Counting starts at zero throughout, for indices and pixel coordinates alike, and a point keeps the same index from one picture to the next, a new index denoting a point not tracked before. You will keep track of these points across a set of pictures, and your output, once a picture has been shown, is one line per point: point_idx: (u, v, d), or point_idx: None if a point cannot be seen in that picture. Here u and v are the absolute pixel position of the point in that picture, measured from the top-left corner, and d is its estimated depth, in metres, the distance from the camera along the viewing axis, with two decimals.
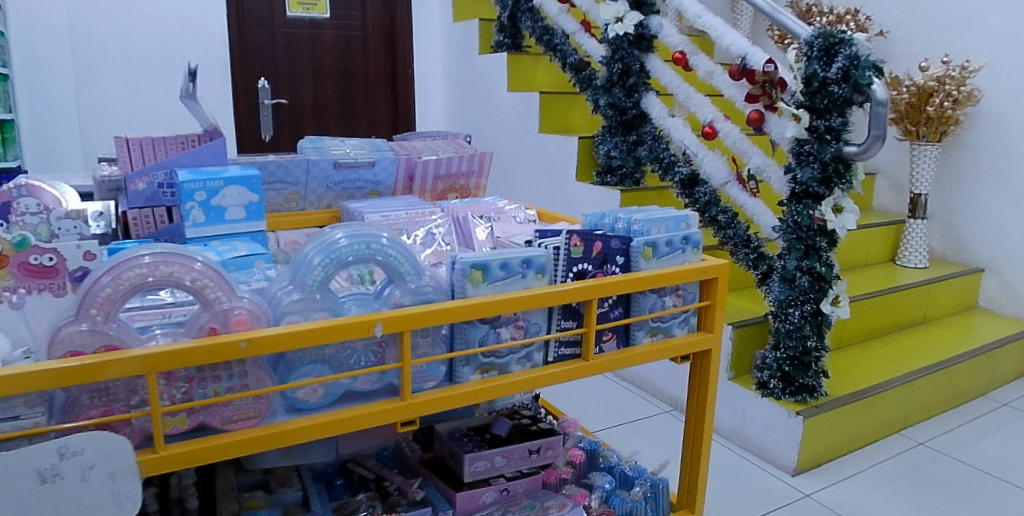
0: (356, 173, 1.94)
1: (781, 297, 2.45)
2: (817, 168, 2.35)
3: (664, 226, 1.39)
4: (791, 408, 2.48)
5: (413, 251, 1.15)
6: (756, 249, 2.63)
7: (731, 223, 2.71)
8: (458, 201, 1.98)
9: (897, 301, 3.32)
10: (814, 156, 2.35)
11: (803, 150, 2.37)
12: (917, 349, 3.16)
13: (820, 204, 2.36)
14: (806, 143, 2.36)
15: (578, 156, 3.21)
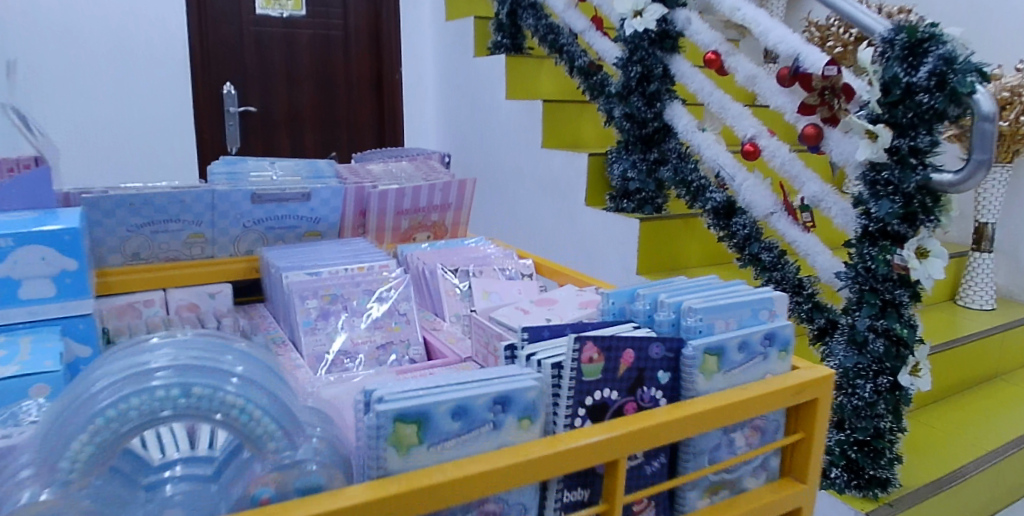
0: (286, 208, 1.42)
1: (846, 365, 1.88)
2: (898, 201, 1.77)
3: (735, 316, 0.84)
4: (859, 508, 1.90)
5: (279, 396, 0.74)
6: (811, 298, 2.07)
7: (779, 263, 2.14)
8: (428, 246, 1.49)
9: (971, 354, 2.75)
10: (894, 186, 1.78)
11: (878, 178, 1.80)
12: (997, 413, 2.60)
13: (902, 247, 1.79)
14: (883, 169, 1.79)
15: (587, 177, 2.64)
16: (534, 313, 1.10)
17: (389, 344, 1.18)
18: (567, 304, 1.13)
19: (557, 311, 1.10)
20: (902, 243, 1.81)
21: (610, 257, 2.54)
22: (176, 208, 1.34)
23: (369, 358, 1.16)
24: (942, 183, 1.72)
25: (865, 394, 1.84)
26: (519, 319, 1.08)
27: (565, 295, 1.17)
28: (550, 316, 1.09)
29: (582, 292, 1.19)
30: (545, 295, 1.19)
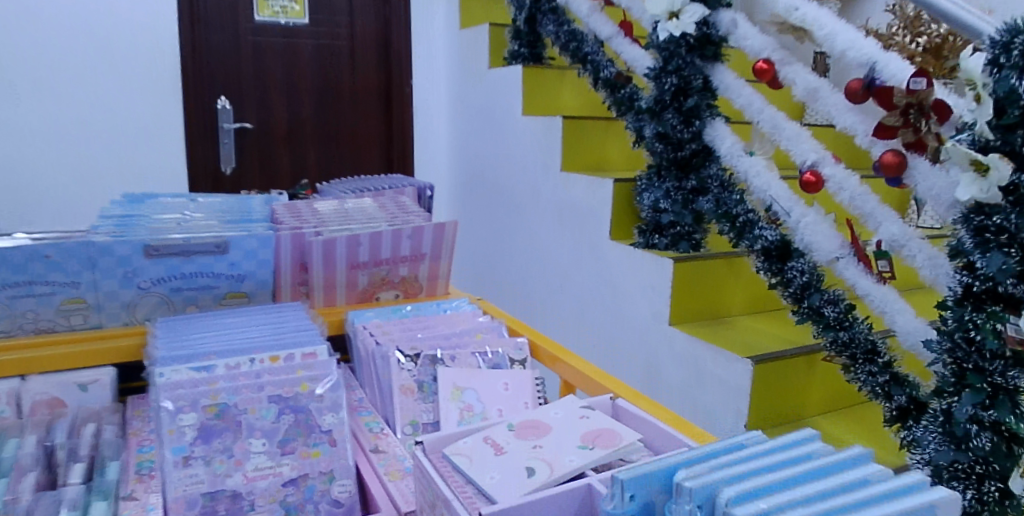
0: (196, 263, 1.10)
1: (940, 462, 1.41)
2: (1014, 254, 1.32)
3: None
4: None
5: None
6: (886, 368, 1.61)
7: (847, 321, 1.67)
8: (381, 315, 1.18)
9: None
10: (1011, 235, 1.32)
11: (985, 223, 1.35)
12: None
13: (1019, 315, 1.32)
14: (995, 211, 1.34)
15: (612, 205, 2.21)
16: (514, 453, 0.72)
17: (302, 478, 0.87)
18: (566, 437, 0.75)
19: (550, 452, 0.72)
20: (1017, 309, 1.34)
21: (629, 298, 2.06)
22: (39, 266, 1.01)
23: (267, 501, 0.85)
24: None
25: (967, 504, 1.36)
26: (488, 465, 0.71)
27: (566, 417, 0.79)
28: (537, 458, 0.71)
29: (591, 412, 0.79)
30: (534, 412, 0.80)
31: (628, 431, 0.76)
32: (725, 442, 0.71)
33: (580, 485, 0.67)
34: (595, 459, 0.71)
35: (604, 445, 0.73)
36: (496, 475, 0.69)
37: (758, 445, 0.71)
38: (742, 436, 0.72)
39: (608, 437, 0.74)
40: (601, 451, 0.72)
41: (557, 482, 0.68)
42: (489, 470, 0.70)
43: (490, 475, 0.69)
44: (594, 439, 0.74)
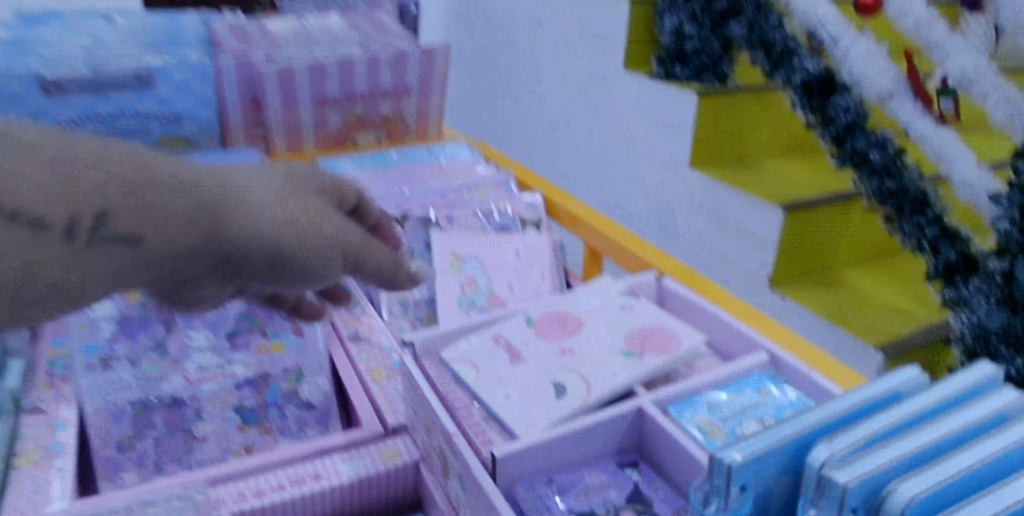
0: (118, 99, 0.92)
1: (989, 328, 1.18)
2: None
3: None
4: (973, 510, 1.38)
5: None
6: (937, 219, 1.36)
7: (896, 168, 1.41)
8: (355, 163, 0.98)
9: None
10: None
11: None
12: None
13: None
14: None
15: (628, 25, 1.79)
16: (537, 363, 0.58)
17: (262, 378, 0.80)
18: (605, 340, 0.60)
19: (586, 365, 0.57)
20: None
21: (634, 141, 1.83)
22: None
23: (218, 407, 0.77)
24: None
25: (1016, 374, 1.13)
26: (503, 379, 0.56)
27: (601, 310, 0.64)
28: (568, 370, 0.57)
29: (635, 302, 0.64)
30: (559, 301, 0.65)
31: (685, 329, 0.61)
32: (876, 388, 0.37)
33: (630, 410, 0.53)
34: (647, 373, 0.56)
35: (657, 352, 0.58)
36: (514, 395, 0.55)
37: (940, 389, 0.36)
38: (905, 374, 0.37)
39: (663, 341, 0.59)
40: (653, 359, 0.57)
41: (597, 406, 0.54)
42: (504, 387, 0.56)
43: (509, 396, 0.55)
44: (644, 343, 0.59)
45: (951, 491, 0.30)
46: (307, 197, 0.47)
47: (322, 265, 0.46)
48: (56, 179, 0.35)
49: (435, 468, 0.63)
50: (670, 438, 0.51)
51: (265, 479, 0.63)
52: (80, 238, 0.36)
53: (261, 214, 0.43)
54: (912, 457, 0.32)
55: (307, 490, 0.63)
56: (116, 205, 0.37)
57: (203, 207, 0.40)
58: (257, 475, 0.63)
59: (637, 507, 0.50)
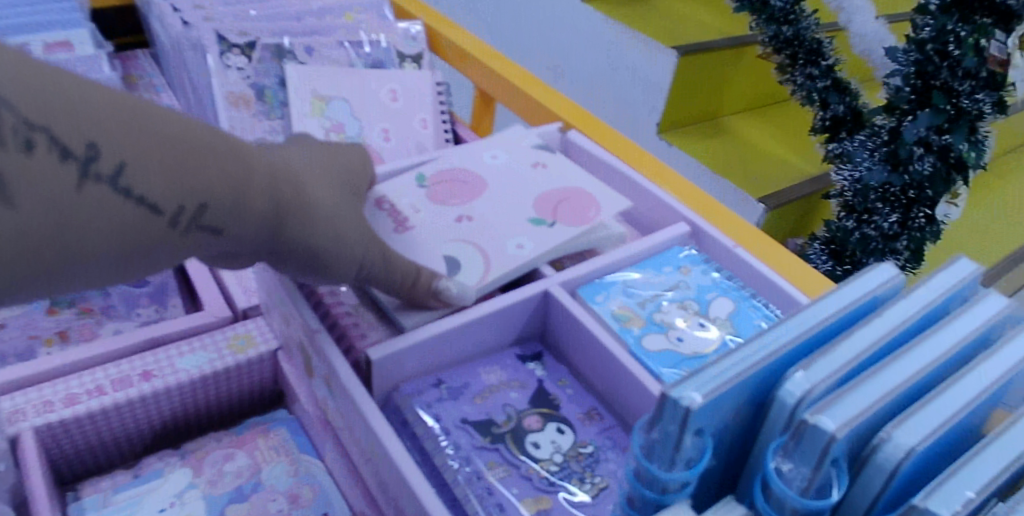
0: None
1: (869, 183, 1.15)
2: None
3: None
4: None
5: None
6: (828, 73, 1.32)
7: (794, 15, 1.31)
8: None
9: None
10: None
11: None
12: None
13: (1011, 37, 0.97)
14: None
15: None
16: (431, 228, 0.56)
17: None
18: (509, 205, 0.58)
19: (486, 236, 0.55)
20: (1008, 25, 0.97)
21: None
22: None
23: None
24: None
25: (888, 230, 1.15)
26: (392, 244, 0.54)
27: (506, 167, 0.62)
28: (463, 242, 0.55)
29: (547, 160, 0.62)
30: (462, 155, 0.62)
31: (590, 183, 0.60)
32: (845, 298, 0.31)
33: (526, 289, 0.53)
34: (553, 245, 0.55)
35: (570, 223, 0.56)
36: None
37: (919, 298, 0.31)
38: (880, 277, 0.32)
39: (578, 209, 0.58)
40: (562, 229, 0.56)
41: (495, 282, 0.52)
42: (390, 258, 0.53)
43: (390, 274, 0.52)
44: (555, 210, 0.57)
45: (939, 438, 0.26)
46: (358, 195, 0.48)
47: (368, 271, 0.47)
48: (177, 175, 0.35)
49: (296, 364, 0.60)
50: (579, 332, 0.50)
51: (76, 383, 0.57)
52: (182, 224, 0.36)
53: (325, 217, 0.44)
54: (894, 395, 0.27)
55: (133, 392, 0.58)
56: (220, 200, 0.38)
57: (284, 207, 0.41)
58: (57, 381, 0.57)
59: (537, 410, 0.48)
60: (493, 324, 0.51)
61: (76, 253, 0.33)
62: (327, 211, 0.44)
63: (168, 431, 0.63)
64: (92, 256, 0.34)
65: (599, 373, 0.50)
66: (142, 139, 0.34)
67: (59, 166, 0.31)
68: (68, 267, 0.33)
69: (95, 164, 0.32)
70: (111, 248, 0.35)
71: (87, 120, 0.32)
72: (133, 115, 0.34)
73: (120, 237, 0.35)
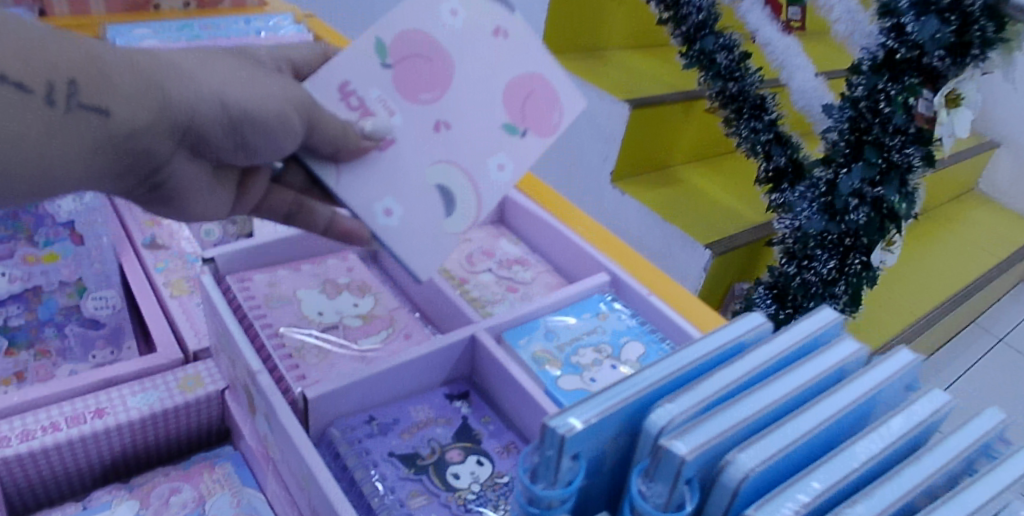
0: None
1: (808, 231, 1.21)
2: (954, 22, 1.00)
3: None
4: None
5: None
6: (771, 126, 1.39)
7: (739, 72, 1.40)
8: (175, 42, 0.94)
9: (976, 161, 2.19)
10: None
11: None
12: (995, 230, 2.15)
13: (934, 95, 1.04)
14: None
15: None
16: (415, 142, 0.57)
17: (33, 293, 0.79)
18: (482, 99, 0.57)
19: (468, 153, 0.57)
20: (935, 85, 1.06)
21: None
22: None
23: None
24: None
25: (827, 275, 1.20)
26: (384, 180, 0.57)
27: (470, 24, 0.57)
28: (447, 162, 0.57)
29: (511, 26, 0.57)
30: (425, 15, 0.57)
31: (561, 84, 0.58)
32: (715, 341, 0.37)
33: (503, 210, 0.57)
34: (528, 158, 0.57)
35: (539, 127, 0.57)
36: (395, 210, 0.57)
37: (776, 344, 0.37)
38: (746, 324, 0.38)
39: (542, 110, 0.58)
40: (533, 140, 0.57)
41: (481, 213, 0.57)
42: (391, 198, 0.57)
43: (391, 211, 0.57)
44: (528, 109, 0.57)
45: (779, 460, 0.32)
46: (244, 63, 0.55)
47: (274, 119, 0.53)
48: (29, 59, 0.45)
49: (240, 403, 0.64)
50: (501, 371, 0.54)
51: (31, 419, 0.61)
52: (57, 103, 0.45)
53: (198, 78, 0.51)
54: (744, 424, 0.33)
55: (86, 428, 0.62)
56: (84, 79, 0.46)
57: (154, 77, 0.49)
58: (14, 417, 0.61)
59: (460, 443, 0.53)
60: (427, 362, 0.55)
61: None
62: (198, 75, 0.51)
63: (118, 466, 0.67)
64: None
65: (513, 406, 0.55)
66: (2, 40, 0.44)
67: None
68: None
69: None
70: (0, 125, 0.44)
71: None
72: None
73: (2, 111, 0.44)
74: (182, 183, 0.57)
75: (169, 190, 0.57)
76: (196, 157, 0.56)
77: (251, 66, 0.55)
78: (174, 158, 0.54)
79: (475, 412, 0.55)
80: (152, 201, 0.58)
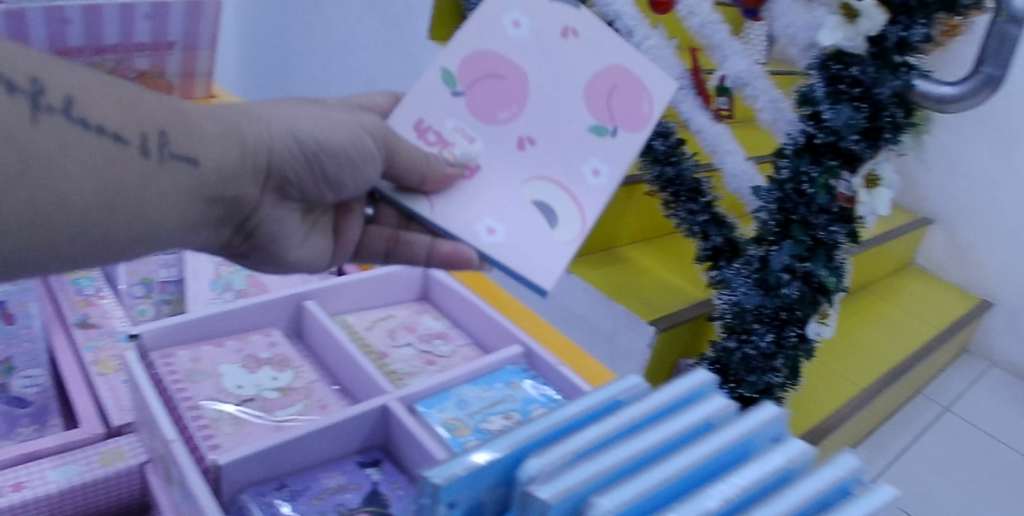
0: None
1: (745, 306, 1.25)
2: (866, 110, 1.08)
3: None
4: None
5: None
6: (708, 207, 1.46)
7: (676, 157, 1.48)
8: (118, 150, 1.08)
9: (909, 239, 2.31)
10: (865, 91, 1.07)
11: (842, 78, 1.08)
12: (931, 305, 2.23)
13: (853, 175, 1.13)
14: (854, 62, 1.07)
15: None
16: (505, 159, 0.73)
17: None
18: (568, 115, 0.73)
19: (559, 166, 0.72)
20: (854, 167, 1.14)
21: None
22: None
23: None
24: (927, 94, 1.03)
25: (766, 349, 1.24)
26: (484, 198, 0.72)
27: (533, 39, 0.74)
28: (540, 178, 0.72)
29: (578, 27, 0.74)
30: (496, 41, 0.75)
31: (632, 73, 0.73)
32: (603, 400, 0.54)
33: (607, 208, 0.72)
34: (613, 156, 0.72)
35: (625, 124, 0.72)
36: (496, 228, 0.71)
37: (645, 402, 0.54)
38: (621, 387, 0.55)
39: (628, 102, 0.73)
40: (621, 135, 0.72)
41: (582, 213, 0.71)
42: (490, 219, 0.72)
43: (495, 230, 0.71)
44: (608, 112, 0.73)
45: (632, 502, 0.46)
46: (314, 105, 0.71)
47: (346, 151, 0.69)
48: (130, 116, 0.56)
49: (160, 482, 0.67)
50: (405, 431, 0.68)
51: None
52: (151, 152, 0.57)
53: (278, 124, 0.66)
54: (605, 472, 0.47)
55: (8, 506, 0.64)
56: (173, 132, 0.58)
57: (235, 126, 0.64)
58: None
59: (369, 506, 0.64)
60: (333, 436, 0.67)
61: (74, 190, 0.53)
62: (278, 123, 0.66)
63: None
64: (91, 187, 0.54)
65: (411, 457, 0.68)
66: (114, 105, 0.56)
67: (38, 114, 0.52)
68: (75, 202, 0.54)
69: (45, 97, 0.52)
70: (103, 173, 0.55)
71: (70, 83, 0.54)
72: (98, 78, 0.57)
73: (106, 160, 0.55)
74: (274, 231, 0.74)
75: (266, 235, 0.73)
76: (281, 198, 0.73)
77: (320, 107, 0.71)
78: (263, 199, 0.70)
79: (385, 479, 0.67)
80: (251, 248, 0.74)
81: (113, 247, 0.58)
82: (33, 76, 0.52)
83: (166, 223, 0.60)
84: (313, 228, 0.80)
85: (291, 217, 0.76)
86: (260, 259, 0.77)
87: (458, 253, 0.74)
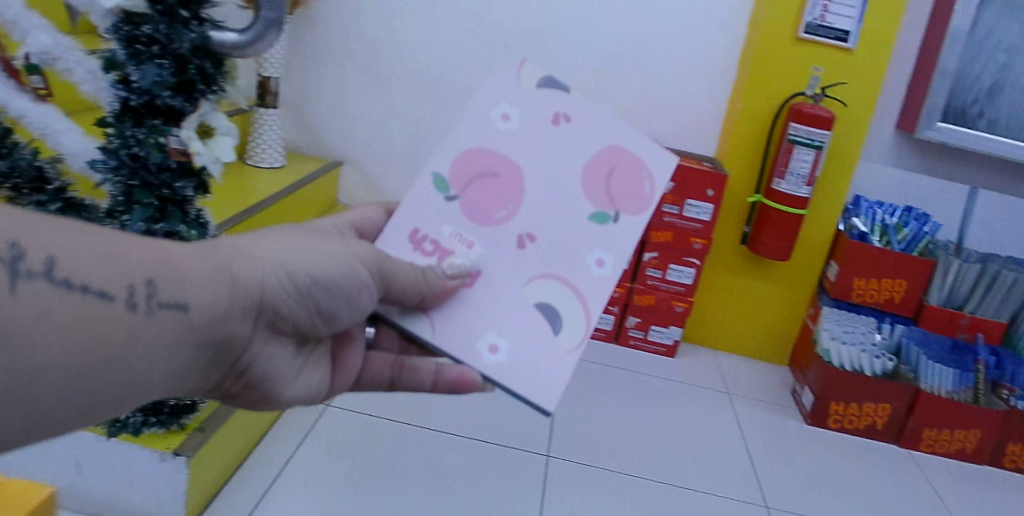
0: None
1: None
2: (168, 66, 1.23)
3: None
4: (163, 447, 1.43)
5: None
6: (57, 192, 1.36)
7: (5, 147, 1.30)
8: None
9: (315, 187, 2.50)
10: (164, 48, 1.22)
11: (141, 38, 1.21)
12: None
13: (179, 128, 1.28)
14: (143, 21, 1.21)
15: None
16: (511, 254, 1.05)
17: None
18: (569, 195, 1.06)
19: (558, 260, 1.04)
20: (179, 122, 1.29)
21: None
22: None
23: None
24: (220, 42, 1.27)
25: None
26: (490, 295, 1.04)
27: (525, 129, 1.07)
28: (548, 273, 1.04)
29: (566, 114, 1.07)
30: (497, 147, 1.07)
31: (629, 149, 1.06)
32: None
33: (611, 290, 1.04)
34: (612, 240, 1.04)
35: (628, 207, 1.05)
36: (497, 345, 1.02)
37: None
38: None
39: (623, 181, 1.06)
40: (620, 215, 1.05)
41: (581, 295, 1.04)
42: (493, 338, 1.03)
43: (496, 347, 1.02)
44: (610, 199, 1.05)
45: None
46: (298, 240, 0.96)
47: (333, 279, 0.95)
48: (116, 272, 0.76)
49: None
50: None
51: None
52: (138, 302, 0.77)
53: (272, 267, 0.90)
54: None
55: None
56: (162, 285, 0.79)
57: (225, 270, 0.86)
58: None
59: None
60: None
61: (82, 337, 0.73)
62: (271, 264, 0.90)
63: None
64: (104, 337, 0.75)
65: None
66: (113, 263, 0.76)
67: (38, 280, 0.71)
68: (83, 346, 0.73)
69: (26, 264, 0.70)
70: (102, 326, 0.75)
71: (61, 247, 0.73)
72: (99, 240, 0.77)
73: (100, 315, 0.74)
74: (266, 367, 0.97)
75: (260, 369, 0.96)
76: (273, 334, 0.96)
77: (312, 241, 0.97)
78: (256, 335, 0.93)
79: None
80: (246, 385, 0.97)
81: (105, 399, 0.76)
82: (16, 243, 0.71)
83: (156, 367, 0.80)
84: (304, 363, 1.04)
85: (282, 352, 0.99)
86: (256, 395, 1.00)
87: (464, 377, 1.02)
